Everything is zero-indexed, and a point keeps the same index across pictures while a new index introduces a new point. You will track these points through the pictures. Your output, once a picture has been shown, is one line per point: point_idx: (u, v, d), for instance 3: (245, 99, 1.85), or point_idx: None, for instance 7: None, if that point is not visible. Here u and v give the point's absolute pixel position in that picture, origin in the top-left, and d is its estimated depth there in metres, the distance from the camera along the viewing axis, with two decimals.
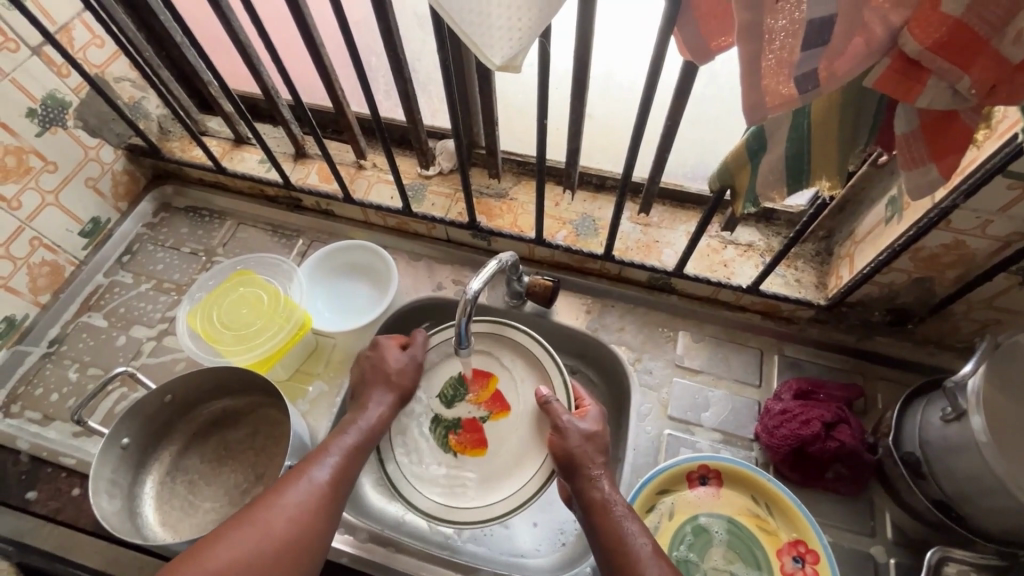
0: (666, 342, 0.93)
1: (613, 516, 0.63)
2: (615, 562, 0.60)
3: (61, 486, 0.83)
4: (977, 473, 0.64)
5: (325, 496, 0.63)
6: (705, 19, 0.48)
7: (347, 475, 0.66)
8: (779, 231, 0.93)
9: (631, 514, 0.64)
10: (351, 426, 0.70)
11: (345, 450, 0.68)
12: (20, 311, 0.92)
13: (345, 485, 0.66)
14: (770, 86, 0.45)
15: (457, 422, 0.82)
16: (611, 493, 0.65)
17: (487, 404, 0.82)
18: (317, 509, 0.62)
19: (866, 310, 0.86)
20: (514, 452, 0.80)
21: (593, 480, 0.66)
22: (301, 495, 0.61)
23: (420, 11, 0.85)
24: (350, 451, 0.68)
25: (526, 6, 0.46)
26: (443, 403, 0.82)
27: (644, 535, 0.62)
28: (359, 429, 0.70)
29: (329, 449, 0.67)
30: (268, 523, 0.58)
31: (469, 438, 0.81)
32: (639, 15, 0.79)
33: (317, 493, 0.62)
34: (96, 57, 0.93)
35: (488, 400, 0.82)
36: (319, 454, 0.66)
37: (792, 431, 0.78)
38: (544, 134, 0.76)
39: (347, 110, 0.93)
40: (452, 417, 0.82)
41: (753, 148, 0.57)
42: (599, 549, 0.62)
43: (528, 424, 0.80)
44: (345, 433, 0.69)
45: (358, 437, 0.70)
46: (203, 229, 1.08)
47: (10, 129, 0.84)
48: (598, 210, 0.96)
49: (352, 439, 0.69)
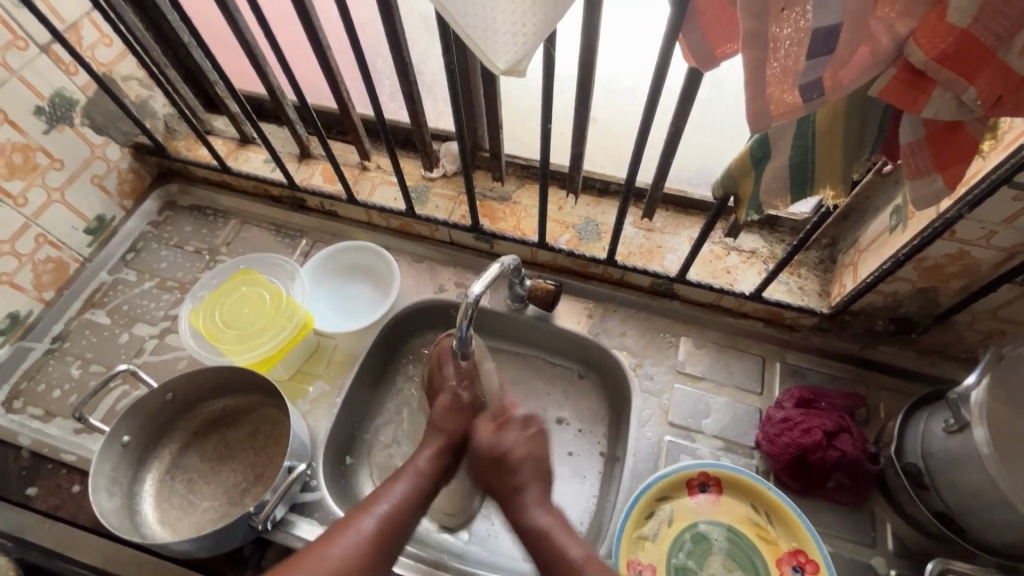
0: (667, 347, 0.93)
1: (550, 539, 0.66)
2: None
3: (61, 483, 0.83)
4: (980, 485, 0.64)
5: (389, 529, 0.64)
6: (710, 26, 0.48)
7: (400, 524, 0.65)
8: (782, 238, 0.93)
9: (565, 534, 0.66)
10: (405, 473, 0.70)
11: (400, 500, 0.67)
12: (24, 307, 0.92)
13: (397, 535, 0.65)
14: (774, 95, 0.45)
15: None
16: (544, 519, 0.68)
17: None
18: (364, 559, 0.61)
19: (869, 318, 0.85)
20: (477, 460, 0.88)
21: (525, 507, 0.69)
22: (352, 547, 0.61)
23: (426, 13, 0.85)
24: (404, 500, 0.67)
25: (531, 11, 0.46)
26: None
27: (580, 550, 0.65)
28: (412, 477, 0.69)
29: (383, 497, 0.67)
30: (336, 550, 0.61)
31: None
32: (645, 21, 0.79)
33: (365, 543, 0.62)
34: (104, 56, 0.93)
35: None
36: (389, 487, 0.68)
37: (793, 440, 0.78)
38: (548, 139, 0.76)
39: (352, 111, 0.94)
40: None
41: (756, 156, 0.56)
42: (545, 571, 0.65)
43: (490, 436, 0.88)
44: (400, 481, 0.69)
45: (413, 486, 0.69)
46: (207, 228, 1.08)
47: (17, 127, 0.84)
48: (601, 215, 0.96)
49: (407, 488, 0.68)
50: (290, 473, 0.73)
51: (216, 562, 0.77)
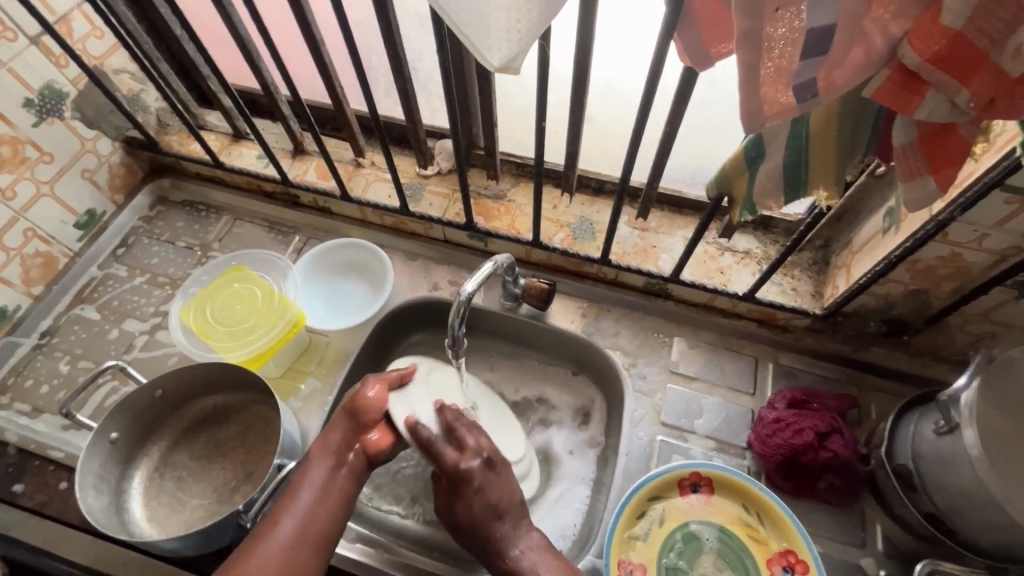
0: (661, 347, 0.93)
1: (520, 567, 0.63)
2: None
3: (49, 480, 0.82)
4: (969, 487, 0.64)
5: (304, 540, 0.61)
6: (705, 26, 0.47)
7: (323, 511, 0.63)
8: (776, 239, 0.93)
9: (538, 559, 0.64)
10: (316, 460, 0.66)
11: (318, 489, 0.64)
12: (12, 302, 0.91)
13: (325, 524, 0.62)
14: (768, 95, 0.45)
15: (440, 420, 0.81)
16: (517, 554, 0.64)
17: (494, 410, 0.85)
18: (293, 558, 0.59)
19: (862, 320, 0.85)
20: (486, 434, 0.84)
21: (498, 546, 0.65)
22: (275, 554, 0.59)
23: (421, 10, 0.84)
24: (321, 488, 0.64)
25: (526, 8, 0.46)
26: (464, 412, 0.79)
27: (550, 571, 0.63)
28: (324, 462, 0.66)
29: (298, 493, 0.64)
30: None
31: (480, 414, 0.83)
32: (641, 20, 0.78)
33: (289, 542, 0.60)
34: (95, 48, 0.92)
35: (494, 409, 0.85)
36: (290, 500, 0.63)
37: (784, 441, 0.78)
38: (543, 138, 0.75)
39: (346, 107, 0.93)
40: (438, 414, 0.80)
41: (751, 156, 0.57)
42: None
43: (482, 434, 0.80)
44: (311, 472, 0.65)
45: (330, 470, 0.65)
46: (199, 223, 1.07)
47: (6, 119, 0.83)
48: (596, 214, 0.96)
49: (322, 474, 0.65)
50: (280, 472, 0.72)
51: (205, 561, 0.76)
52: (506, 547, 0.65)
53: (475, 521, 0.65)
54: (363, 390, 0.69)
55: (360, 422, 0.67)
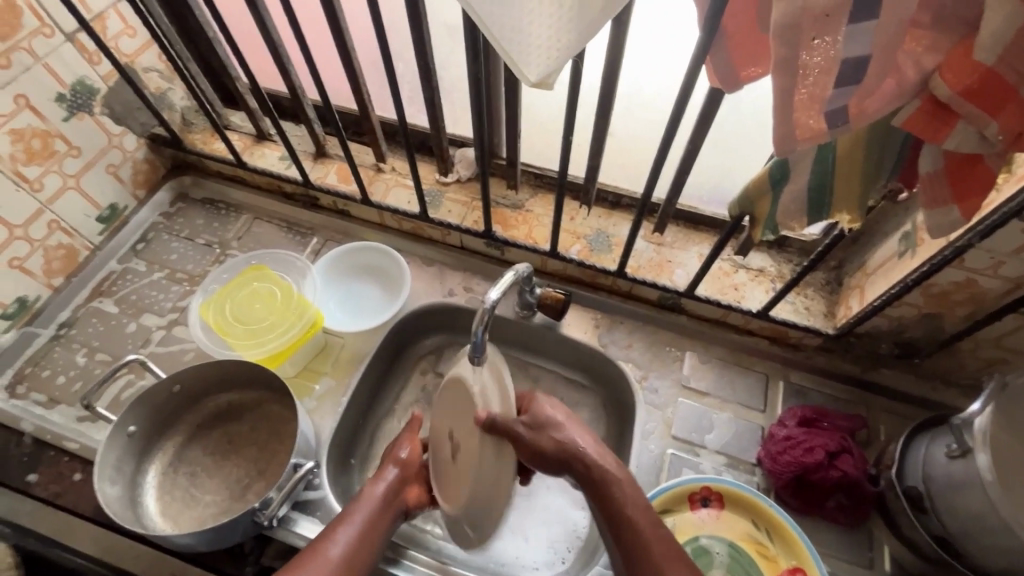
0: (673, 361, 0.94)
1: (610, 491, 0.64)
2: (623, 541, 0.61)
3: (63, 471, 0.82)
4: (979, 511, 0.65)
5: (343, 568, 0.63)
6: (737, 49, 0.51)
7: (369, 544, 0.67)
8: (790, 258, 0.94)
9: (626, 484, 0.64)
10: (365, 498, 0.70)
11: (367, 523, 0.68)
12: (33, 293, 0.92)
13: (367, 554, 0.66)
14: (800, 120, 0.47)
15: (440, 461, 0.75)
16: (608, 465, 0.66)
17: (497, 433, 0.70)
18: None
19: (874, 341, 0.86)
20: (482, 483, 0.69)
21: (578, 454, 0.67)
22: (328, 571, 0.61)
23: (452, 21, 0.83)
24: (367, 521, 0.68)
25: (566, 24, 0.48)
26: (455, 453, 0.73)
27: (640, 504, 0.63)
28: (372, 501, 0.70)
29: (347, 524, 0.67)
30: None
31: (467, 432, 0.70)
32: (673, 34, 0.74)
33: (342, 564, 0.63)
34: (127, 47, 0.94)
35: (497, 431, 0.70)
36: (336, 527, 0.66)
37: (795, 458, 0.79)
38: (568, 151, 0.77)
39: (372, 113, 0.95)
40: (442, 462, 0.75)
41: (775, 177, 0.58)
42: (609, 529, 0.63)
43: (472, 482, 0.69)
44: (362, 502, 0.69)
45: (379, 502, 0.70)
46: (218, 222, 1.08)
47: (39, 113, 0.85)
48: (613, 227, 0.97)
49: (371, 511, 0.69)
50: (295, 471, 0.72)
51: (216, 558, 0.76)
52: (602, 475, 0.65)
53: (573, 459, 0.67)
54: (397, 451, 0.77)
55: (405, 477, 0.74)
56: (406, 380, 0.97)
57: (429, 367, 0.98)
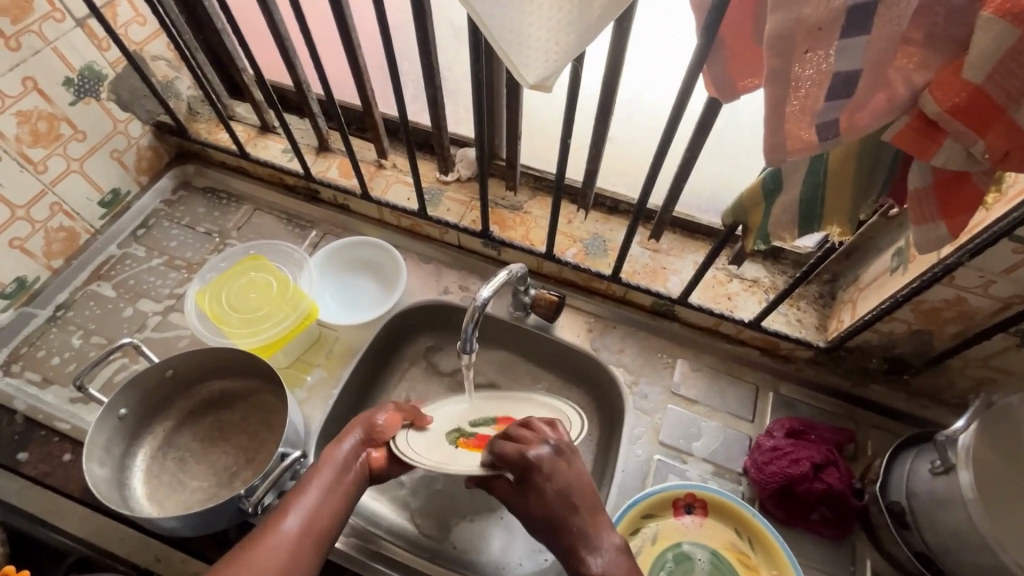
0: (663, 368, 0.94)
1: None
2: None
3: (52, 451, 0.83)
4: (961, 528, 0.65)
5: (303, 539, 0.58)
6: (733, 60, 0.52)
7: (332, 508, 0.62)
8: (785, 270, 0.95)
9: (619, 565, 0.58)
10: (323, 466, 0.65)
11: (328, 490, 0.63)
12: (31, 273, 0.93)
13: (330, 522, 0.61)
14: (791, 131, 0.47)
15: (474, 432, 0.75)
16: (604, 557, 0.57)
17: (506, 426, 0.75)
18: (301, 550, 0.57)
19: (864, 356, 0.87)
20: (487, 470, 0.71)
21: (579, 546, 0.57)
22: (285, 539, 0.57)
23: (458, 22, 0.83)
24: (328, 489, 0.64)
25: (565, 29, 0.49)
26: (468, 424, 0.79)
27: None
28: (331, 469, 0.65)
29: (303, 493, 0.62)
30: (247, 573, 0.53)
31: (475, 440, 0.72)
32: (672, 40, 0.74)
33: (301, 531, 0.58)
34: (137, 34, 0.95)
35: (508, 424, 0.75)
36: (293, 498, 0.62)
37: (781, 469, 0.79)
38: (566, 154, 0.77)
39: (374, 109, 0.95)
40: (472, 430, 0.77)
41: (768, 187, 0.58)
42: None
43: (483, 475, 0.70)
44: (320, 474, 0.65)
45: (338, 472, 0.66)
46: (219, 211, 1.09)
47: (46, 96, 0.86)
48: (610, 232, 0.98)
49: (330, 478, 0.65)
50: (282, 461, 0.72)
51: (200, 544, 0.77)
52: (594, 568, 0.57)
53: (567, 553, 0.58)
54: (374, 416, 0.73)
55: (372, 440, 0.71)
56: (398, 376, 0.97)
57: (422, 364, 0.98)
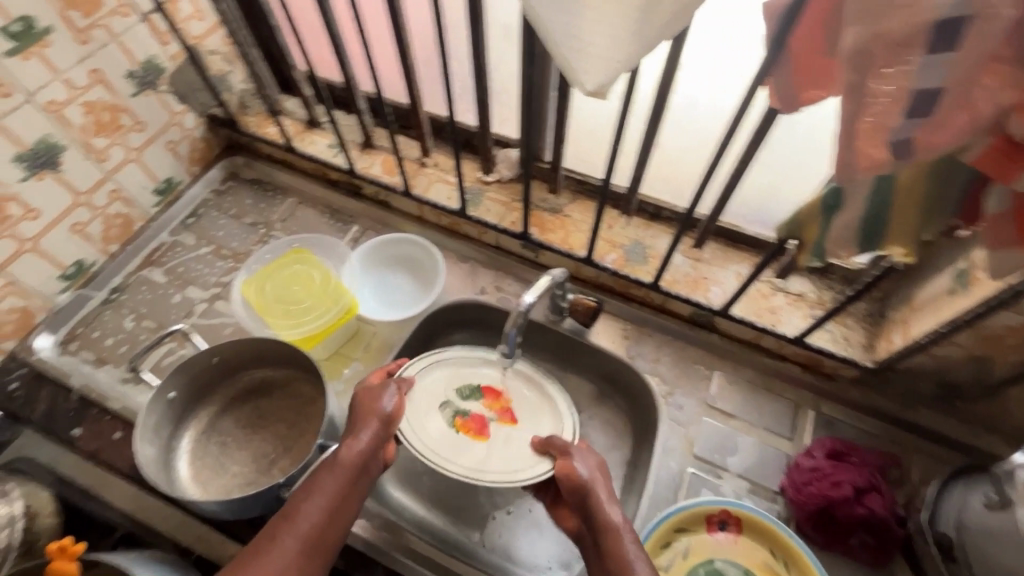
0: (700, 380, 0.92)
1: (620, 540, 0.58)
2: None
3: (105, 428, 0.86)
4: (1014, 564, 0.61)
5: (315, 541, 0.58)
6: (799, 72, 0.51)
7: (344, 508, 0.61)
8: (832, 285, 0.92)
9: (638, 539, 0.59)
10: (337, 463, 0.62)
11: (337, 487, 0.61)
12: (89, 257, 0.98)
13: (345, 518, 0.61)
14: (862, 149, 0.46)
15: (466, 410, 0.78)
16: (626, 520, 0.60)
17: (496, 411, 0.79)
18: (312, 553, 0.57)
19: (914, 379, 0.83)
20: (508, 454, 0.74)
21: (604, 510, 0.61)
22: (293, 546, 0.56)
23: (509, 24, 0.83)
24: (339, 488, 0.61)
25: (627, 37, 0.48)
26: (456, 394, 0.79)
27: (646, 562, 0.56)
28: (345, 467, 0.62)
29: (315, 490, 0.61)
30: None
31: (476, 426, 0.76)
32: (731, 46, 0.71)
33: (313, 535, 0.58)
34: (196, 29, 0.98)
35: (498, 408, 0.80)
36: (304, 496, 0.61)
37: (820, 491, 0.78)
38: (614, 159, 0.77)
39: (420, 109, 0.96)
40: (462, 405, 0.78)
41: (827, 204, 0.57)
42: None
43: (506, 455, 0.73)
44: (330, 471, 0.62)
45: (348, 467, 0.63)
46: (265, 203, 1.12)
47: (111, 87, 0.89)
48: (651, 239, 0.96)
49: (346, 478, 0.62)
50: (321, 453, 0.74)
51: (239, 528, 0.79)
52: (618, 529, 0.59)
53: (601, 527, 0.60)
54: (384, 400, 0.69)
55: (389, 426, 0.68)
56: None
57: None
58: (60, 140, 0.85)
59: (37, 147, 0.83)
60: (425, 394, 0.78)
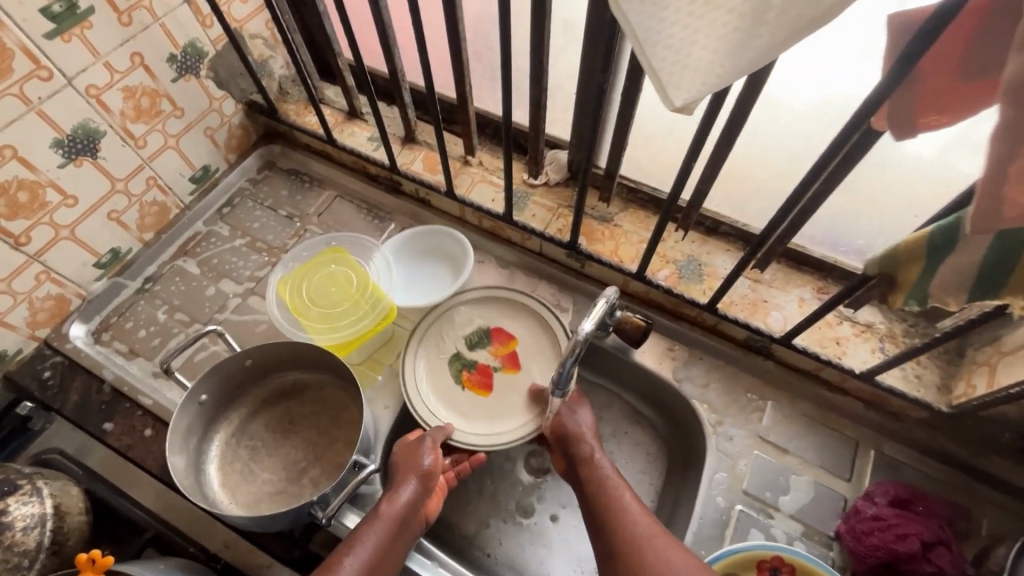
0: (752, 411, 0.86)
1: (596, 467, 0.72)
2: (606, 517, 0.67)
3: (135, 424, 0.85)
4: None
5: None
6: (925, 95, 0.44)
7: (385, 564, 0.63)
8: (904, 316, 0.85)
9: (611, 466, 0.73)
10: (381, 517, 0.65)
11: (382, 535, 0.64)
12: (125, 245, 0.95)
13: (388, 564, 0.63)
14: (1009, 195, 0.39)
15: (472, 363, 0.89)
16: (597, 450, 0.74)
17: (502, 357, 0.90)
18: None
19: (994, 427, 0.76)
20: (506, 405, 0.86)
21: (580, 439, 0.75)
22: None
23: (573, 19, 0.77)
24: (382, 541, 0.63)
25: (731, 49, 0.41)
26: (465, 345, 0.90)
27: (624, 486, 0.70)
28: (389, 521, 0.65)
29: (361, 539, 0.63)
30: None
31: (479, 379, 0.88)
32: (822, 54, 0.64)
33: None
34: (239, 12, 0.93)
35: (504, 354, 0.90)
36: (351, 540, 0.63)
37: (884, 543, 0.71)
38: (683, 174, 0.70)
39: (469, 105, 0.91)
40: (470, 357, 0.90)
41: (937, 244, 0.50)
42: (586, 496, 0.71)
43: (504, 406, 0.86)
44: (375, 520, 0.65)
45: (393, 520, 0.65)
46: (301, 195, 1.08)
47: (151, 72, 0.86)
48: (707, 255, 0.90)
49: (389, 529, 0.64)
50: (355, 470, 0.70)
51: (267, 538, 0.77)
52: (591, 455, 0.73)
53: (579, 456, 0.73)
54: (422, 457, 0.73)
55: (428, 485, 0.71)
56: None
57: None
58: (99, 126, 0.82)
59: (76, 132, 0.80)
60: (435, 349, 0.90)
